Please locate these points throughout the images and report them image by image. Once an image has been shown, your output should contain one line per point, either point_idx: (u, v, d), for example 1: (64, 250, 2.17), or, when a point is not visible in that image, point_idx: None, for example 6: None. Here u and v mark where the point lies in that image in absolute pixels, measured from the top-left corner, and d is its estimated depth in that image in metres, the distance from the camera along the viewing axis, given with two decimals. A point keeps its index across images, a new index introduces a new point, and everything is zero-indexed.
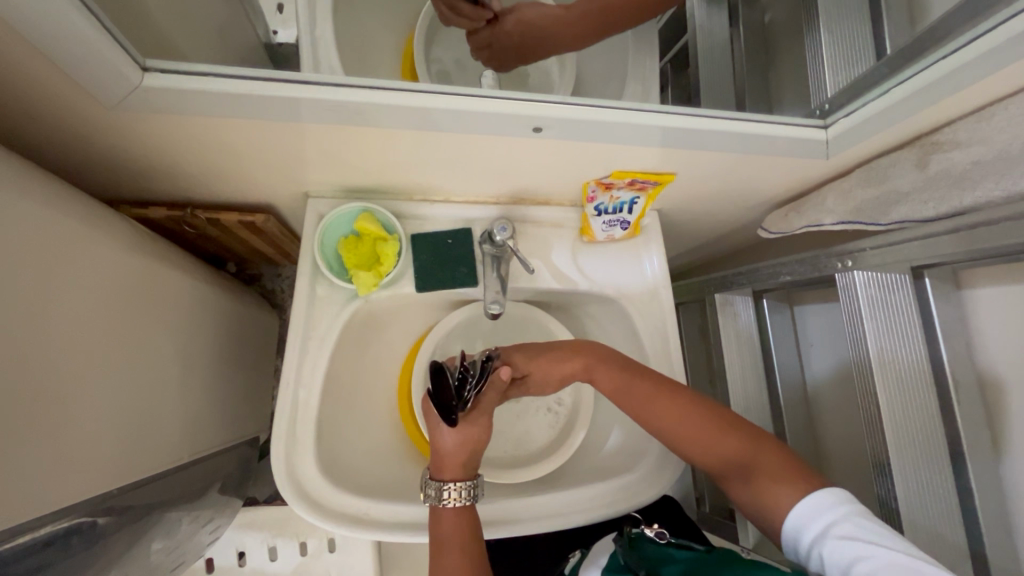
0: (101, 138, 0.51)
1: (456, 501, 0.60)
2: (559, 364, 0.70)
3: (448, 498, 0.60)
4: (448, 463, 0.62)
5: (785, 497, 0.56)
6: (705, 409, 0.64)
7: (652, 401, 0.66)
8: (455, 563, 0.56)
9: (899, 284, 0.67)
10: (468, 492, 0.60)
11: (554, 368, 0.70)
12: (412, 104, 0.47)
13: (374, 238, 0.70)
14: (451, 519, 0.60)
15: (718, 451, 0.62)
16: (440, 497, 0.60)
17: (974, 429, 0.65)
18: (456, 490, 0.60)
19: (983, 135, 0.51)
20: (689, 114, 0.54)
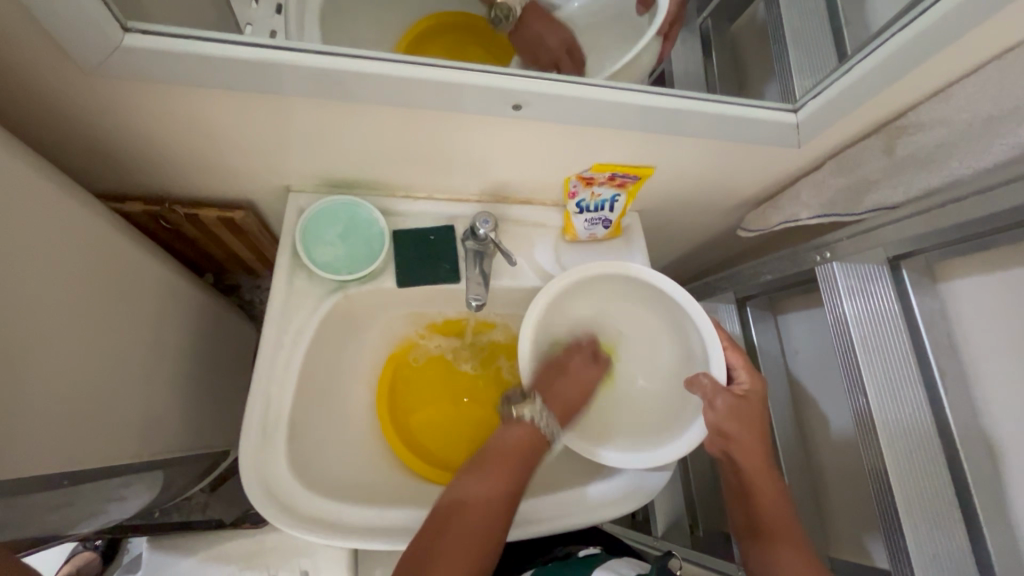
0: (86, 108, 0.53)
1: (535, 422, 0.67)
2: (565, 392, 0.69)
3: (528, 415, 0.67)
4: (561, 402, 0.69)
5: (773, 485, 0.67)
6: (756, 415, 0.67)
7: (717, 399, 0.65)
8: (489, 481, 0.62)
9: (877, 274, 0.68)
10: (546, 422, 0.67)
11: (575, 386, 0.70)
12: (388, 73, 0.52)
13: (358, 233, 0.70)
14: (518, 435, 0.67)
15: (750, 457, 0.67)
16: (520, 412, 0.68)
17: (963, 416, 0.64)
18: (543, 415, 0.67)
19: (942, 115, 0.53)
20: (653, 95, 0.59)
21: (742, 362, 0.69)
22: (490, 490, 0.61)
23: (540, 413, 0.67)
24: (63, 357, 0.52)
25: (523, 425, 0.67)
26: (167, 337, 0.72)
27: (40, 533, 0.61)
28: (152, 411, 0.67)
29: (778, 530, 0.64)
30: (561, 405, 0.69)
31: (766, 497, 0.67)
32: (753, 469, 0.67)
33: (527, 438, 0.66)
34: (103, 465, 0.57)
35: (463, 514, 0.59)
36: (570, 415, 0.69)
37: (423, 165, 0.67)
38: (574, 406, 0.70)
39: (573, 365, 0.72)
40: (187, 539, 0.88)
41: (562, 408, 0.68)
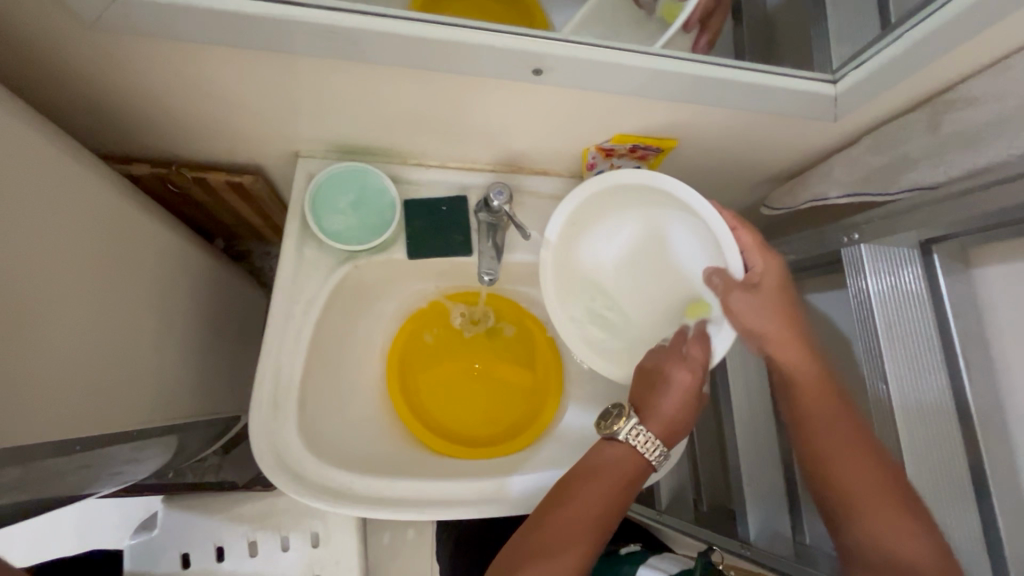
0: (89, 66, 0.51)
1: (642, 445, 0.60)
2: (672, 397, 0.60)
3: (634, 439, 0.60)
4: (658, 414, 0.61)
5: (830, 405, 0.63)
6: (776, 301, 0.63)
7: (730, 295, 0.61)
8: (599, 498, 0.59)
9: (907, 259, 0.65)
10: (653, 444, 0.60)
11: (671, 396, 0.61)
12: (404, 32, 0.49)
13: (369, 201, 0.68)
14: (625, 455, 0.61)
15: (789, 354, 0.65)
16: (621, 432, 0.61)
17: (986, 405, 0.63)
18: (643, 435, 0.60)
19: (998, 90, 0.50)
20: (681, 61, 0.55)
21: (754, 241, 0.63)
22: (577, 532, 0.57)
23: (646, 436, 0.60)
24: (68, 321, 0.51)
25: (624, 448, 0.61)
26: (175, 302, 0.71)
27: (60, 493, 0.62)
28: (162, 376, 0.67)
29: (833, 450, 0.61)
30: (659, 424, 0.61)
31: (823, 415, 0.63)
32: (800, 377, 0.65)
33: (632, 473, 0.60)
34: (116, 429, 0.57)
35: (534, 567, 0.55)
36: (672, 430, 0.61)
37: (435, 131, 0.64)
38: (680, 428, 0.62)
39: (671, 382, 0.60)
40: (201, 499, 0.90)
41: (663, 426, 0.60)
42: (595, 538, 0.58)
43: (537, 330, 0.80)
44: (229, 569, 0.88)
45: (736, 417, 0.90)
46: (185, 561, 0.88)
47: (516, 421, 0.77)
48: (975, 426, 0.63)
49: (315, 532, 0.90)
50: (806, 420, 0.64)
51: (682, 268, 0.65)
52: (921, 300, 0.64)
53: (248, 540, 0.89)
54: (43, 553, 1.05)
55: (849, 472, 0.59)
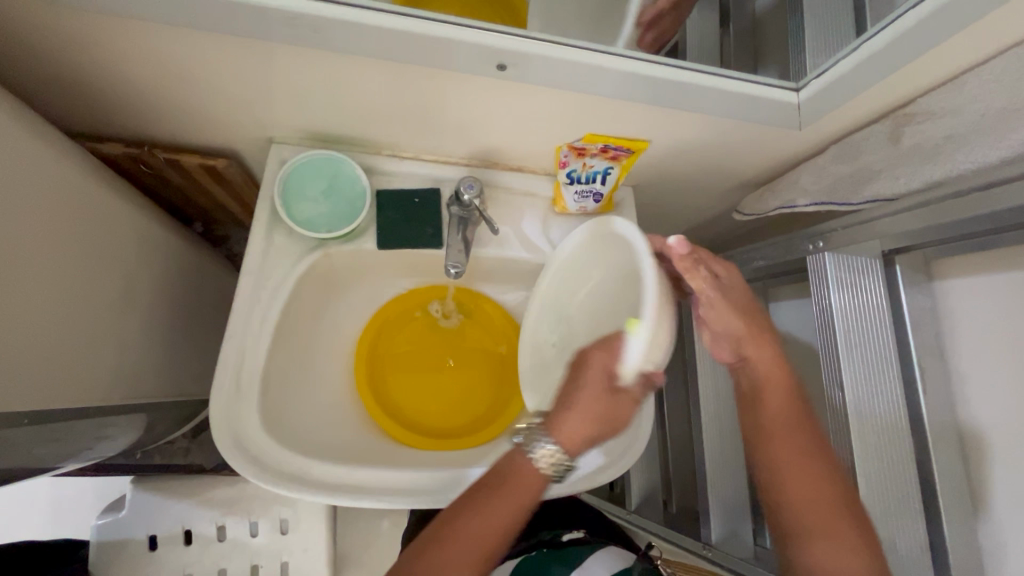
0: (57, 45, 0.51)
1: (547, 464, 0.59)
2: (580, 414, 0.60)
3: (541, 457, 0.59)
4: (570, 434, 0.60)
5: (784, 413, 0.64)
6: (744, 303, 0.66)
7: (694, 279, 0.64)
8: (490, 527, 0.56)
9: (868, 269, 0.65)
10: (559, 466, 0.59)
11: (575, 424, 0.60)
12: (367, 23, 0.49)
13: (340, 192, 0.69)
14: (530, 477, 0.59)
15: (750, 348, 0.66)
16: (534, 452, 0.59)
17: (938, 415, 0.64)
18: (548, 457, 0.59)
19: (954, 105, 0.50)
20: (647, 63, 0.56)
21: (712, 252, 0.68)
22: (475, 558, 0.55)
23: (551, 454, 0.59)
24: (21, 296, 0.51)
25: (530, 467, 0.59)
26: (140, 282, 0.71)
27: (18, 469, 0.62)
28: (124, 356, 0.67)
29: (795, 458, 0.61)
30: (568, 438, 0.60)
31: (782, 425, 0.63)
32: (769, 385, 0.65)
33: (529, 499, 0.58)
34: (69, 404, 0.57)
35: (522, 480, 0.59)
36: (578, 443, 0.60)
37: (408, 123, 0.64)
38: (582, 437, 0.60)
39: (593, 366, 0.62)
40: (169, 481, 0.90)
41: (564, 441, 0.60)
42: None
43: (503, 323, 0.81)
44: (196, 552, 0.88)
45: (704, 421, 0.90)
46: (153, 542, 0.87)
47: (479, 415, 0.78)
48: (926, 437, 0.64)
49: (283, 518, 0.90)
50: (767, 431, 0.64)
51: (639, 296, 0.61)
52: (882, 308, 0.65)
53: (216, 525, 0.89)
54: (13, 532, 1.06)
55: (814, 489, 0.59)
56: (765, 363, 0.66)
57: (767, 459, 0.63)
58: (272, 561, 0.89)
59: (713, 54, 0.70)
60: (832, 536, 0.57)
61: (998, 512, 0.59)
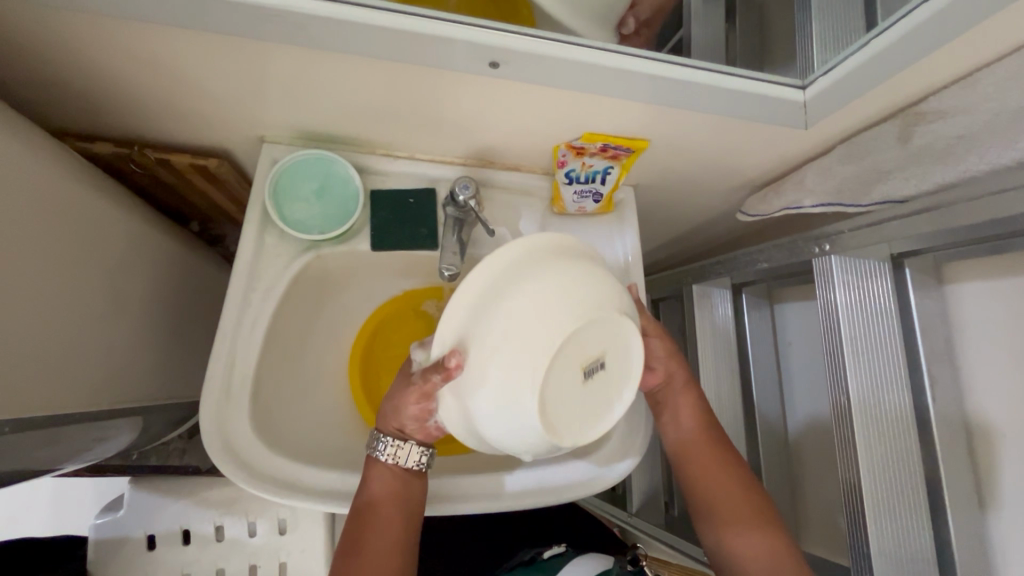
0: (37, 45, 0.50)
1: (388, 459, 0.59)
2: (402, 414, 0.58)
3: (384, 453, 0.59)
4: (390, 423, 0.60)
5: (698, 438, 0.67)
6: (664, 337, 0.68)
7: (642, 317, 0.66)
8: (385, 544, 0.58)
9: (878, 272, 0.64)
10: (396, 455, 0.59)
11: (393, 418, 0.59)
12: (352, 19, 0.47)
13: (333, 192, 0.67)
14: (380, 480, 0.59)
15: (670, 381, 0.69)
16: (376, 448, 0.60)
17: (948, 423, 0.61)
18: (390, 448, 0.59)
19: (968, 103, 0.48)
20: (645, 60, 0.54)
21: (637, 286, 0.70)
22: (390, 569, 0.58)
23: (389, 450, 0.59)
24: (5, 302, 0.50)
25: (383, 473, 0.59)
26: (131, 283, 0.70)
27: (11, 473, 0.61)
28: (115, 359, 0.66)
29: (715, 476, 0.66)
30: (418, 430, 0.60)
31: (697, 450, 0.67)
32: (685, 414, 0.68)
33: (394, 499, 0.59)
34: (58, 410, 0.57)
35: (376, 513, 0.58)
36: (419, 431, 0.60)
37: (401, 121, 0.63)
38: (435, 426, 0.60)
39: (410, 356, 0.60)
40: (167, 481, 0.90)
41: (398, 435, 0.59)
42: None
43: None
44: (193, 552, 0.87)
45: None
46: (152, 542, 0.87)
47: None
48: (936, 446, 0.62)
49: (282, 519, 0.89)
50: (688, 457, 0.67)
51: (532, 276, 0.48)
52: (889, 314, 0.63)
53: (214, 525, 0.88)
54: (16, 529, 1.06)
55: (730, 503, 0.64)
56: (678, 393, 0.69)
57: (690, 482, 0.67)
58: (269, 562, 0.89)
59: (716, 51, 0.68)
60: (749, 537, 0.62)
61: (1011, 523, 0.57)
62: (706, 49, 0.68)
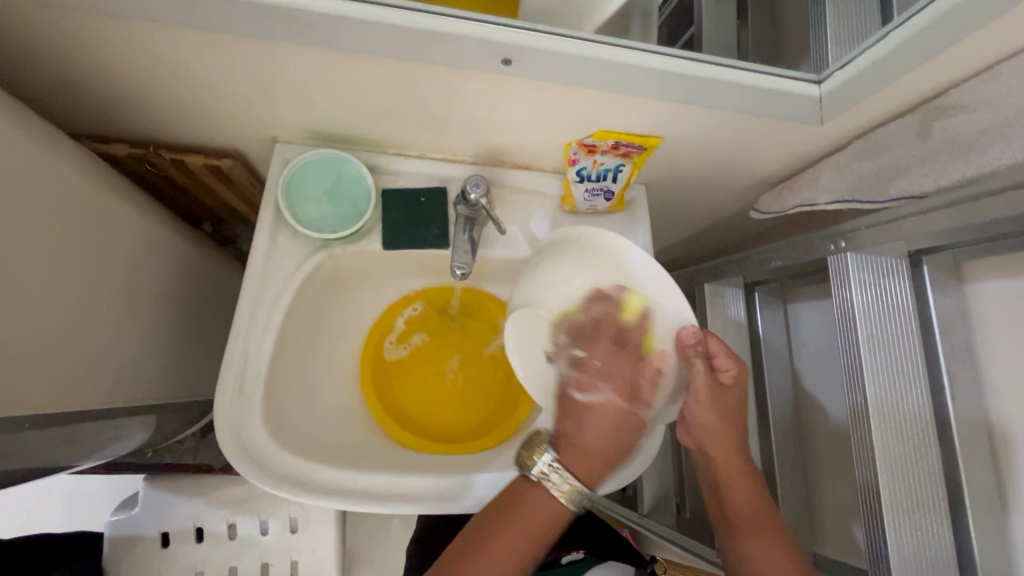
0: (56, 47, 0.51)
1: (562, 490, 0.57)
2: (596, 416, 0.62)
3: (555, 481, 0.57)
4: (592, 452, 0.60)
5: (717, 444, 0.65)
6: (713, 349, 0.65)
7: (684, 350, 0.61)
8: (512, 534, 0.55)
9: (894, 269, 0.62)
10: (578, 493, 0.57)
11: (598, 425, 0.62)
12: (365, 17, 0.47)
13: (344, 192, 0.67)
14: (541, 507, 0.57)
15: (700, 400, 0.64)
16: (547, 474, 0.58)
17: (968, 424, 0.60)
18: (563, 476, 0.58)
19: (990, 97, 0.47)
20: (658, 56, 0.53)
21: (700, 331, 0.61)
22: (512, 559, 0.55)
23: (568, 479, 0.58)
24: (24, 301, 0.51)
25: (540, 488, 0.58)
26: (145, 282, 0.71)
27: (29, 471, 0.62)
28: (129, 358, 0.67)
29: (734, 479, 0.65)
30: (584, 462, 0.60)
31: (722, 456, 0.65)
32: (712, 427, 0.65)
33: (543, 517, 0.57)
34: (74, 407, 0.57)
35: (530, 500, 0.57)
36: (598, 470, 0.60)
37: (413, 120, 0.63)
38: (625, 447, 0.62)
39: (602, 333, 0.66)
40: (180, 479, 0.90)
41: (583, 463, 0.59)
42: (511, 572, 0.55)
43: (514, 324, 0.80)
44: (207, 550, 0.88)
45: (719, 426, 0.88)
46: (165, 539, 0.88)
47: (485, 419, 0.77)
48: (956, 448, 0.60)
49: (293, 517, 0.90)
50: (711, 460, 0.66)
51: (566, 275, 0.64)
52: (907, 311, 0.62)
53: (226, 523, 0.89)
54: (32, 526, 1.08)
55: (741, 506, 0.63)
56: (712, 406, 0.65)
57: (709, 480, 0.67)
58: (281, 561, 0.89)
59: (727, 48, 0.68)
60: (743, 540, 0.61)
61: None
62: (718, 46, 0.68)
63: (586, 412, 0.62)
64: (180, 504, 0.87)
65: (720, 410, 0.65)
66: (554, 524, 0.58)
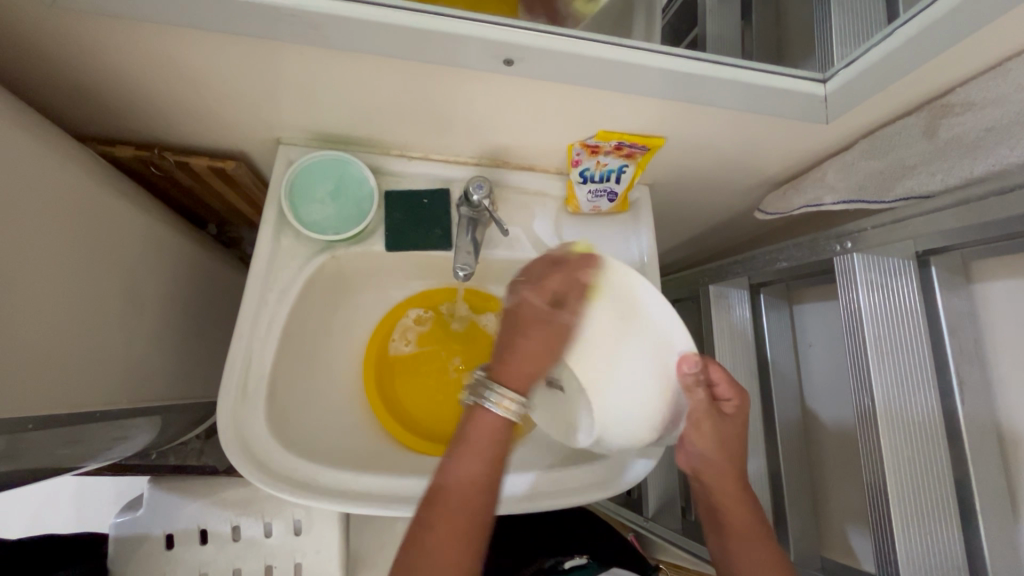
0: (62, 50, 0.51)
1: (507, 411, 0.58)
2: (533, 349, 0.60)
3: (496, 402, 0.58)
4: (514, 378, 0.60)
5: (718, 473, 0.65)
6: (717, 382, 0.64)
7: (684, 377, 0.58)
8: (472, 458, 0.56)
9: (901, 270, 0.62)
10: (518, 407, 0.58)
11: (524, 364, 0.60)
12: (366, 17, 0.47)
13: (348, 194, 0.68)
14: (491, 421, 0.58)
15: (702, 434, 0.63)
16: (486, 398, 0.58)
17: (978, 426, 0.59)
18: (505, 397, 0.58)
19: (997, 94, 0.46)
20: (661, 55, 0.53)
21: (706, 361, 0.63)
22: (467, 478, 0.56)
23: (511, 399, 0.58)
24: (30, 302, 0.51)
25: (492, 414, 0.58)
26: (149, 284, 0.71)
27: (35, 471, 0.63)
28: (134, 360, 0.67)
29: (732, 501, 0.64)
30: (519, 380, 0.60)
31: (720, 483, 0.65)
32: (711, 457, 0.64)
33: (490, 432, 0.58)
34: (78, 407, 0.57)
35: (476, 419, 0.58)
36: (525, 384, 0.60)
37: (415, 121, 0.63)
38: (530, 375, 0.60)
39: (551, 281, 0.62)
40: (184, 481, 0.91)
41: (518, 380, 0.60)
42: (479, 495, 0.55)
43: None
44: (211, 552, 0.88)
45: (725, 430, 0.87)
46: (170, 541, 0.88)
47: None
48: (965, 451, 0.59)
49: (297, 520, 0.90)
50: (710, 485, 0.66)
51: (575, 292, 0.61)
52: (915, 312, 0.61)
53: (231, 525, 0.89)
54: (40, 526, 1.08)
55: (737, 525, 0.63)
56: (711, 437, 0.64)
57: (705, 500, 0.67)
58: (284, 564, 0.89)
59: (730, 47, 0.68)
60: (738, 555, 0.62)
61: None
62: (722, 45, 0.67)
63: (523, 344, 0.60)
64: (184, 505, 0.87)
65: (720, 439, 0.64)
66: (492, 437, 0.58)
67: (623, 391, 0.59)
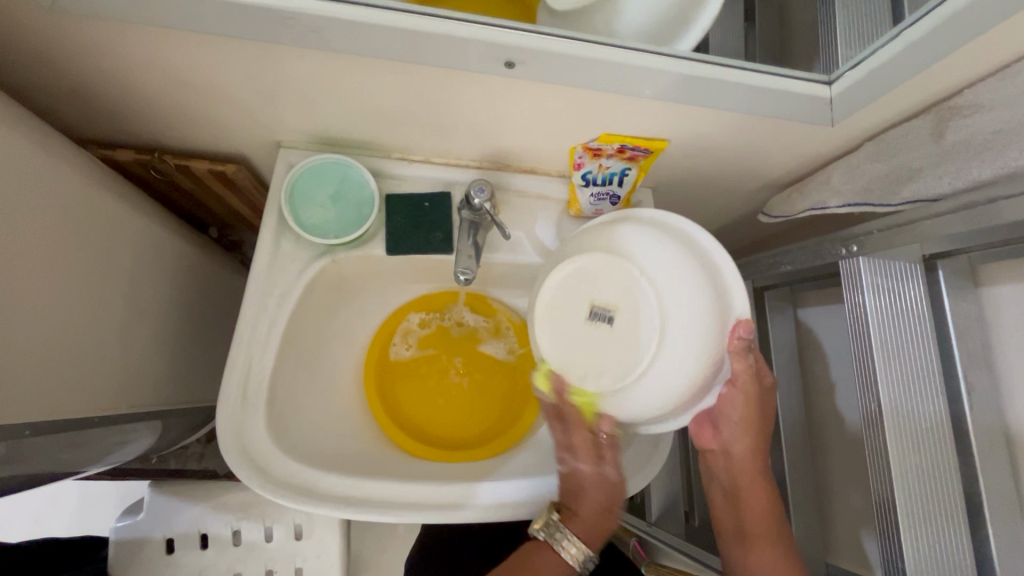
0: (60, 54, 0.51)
1: (573, 556, 0.63)
2: (593, 504, 0.65)
3: (566, 547, 0.62)
4: (585, 517, 0.64)
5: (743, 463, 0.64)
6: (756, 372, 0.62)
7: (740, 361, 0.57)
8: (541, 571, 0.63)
9: (907, 274, 0.61)
10: (580, 557, 0.63)
11: (589, 508, 0.64)
12: (366, 19, 0.47)
13: (348, 197, 0.67)
14: (552, 565, 0.63)
15: (739, 418, 0.62)
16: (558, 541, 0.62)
17: (987, 432, 0.59)
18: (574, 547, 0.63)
19: (1006, 96, 0.46)
20: (664, 57, 0.52)
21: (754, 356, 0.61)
22: None
23: (579, 551, 0.63)
24: (29, 307, 0.51)
25: (558, 560, 0.63)
26: (150, 288, 0.71)
27: (34, 477, 0.62)
28: (134, 364, 0.67)
29: (753, 494, 0.64)
30: (583, 528, 0.64)
31: (747, 475, 0.64)
32: (743, 448, 0.63)
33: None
34: (78, 412, 0.57)
35: (540, 560, 0.63)
36: (593, 536, 0.65)
37: (416, 124, 0.62)
38: (601, 523, 0.65)
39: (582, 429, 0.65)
40: (185, 485, 0.90)
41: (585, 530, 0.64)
42: None
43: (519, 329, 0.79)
44: (211, 556, 0.87)
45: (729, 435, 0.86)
46: (170, 545, 0.87)
47: (492, 425, 0.76)
48: (973, 457, 0.59)
49: (298, 524, 0.89)
50: (737, 476, 0.65)
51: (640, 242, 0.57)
52: (922, 317, 0.60)
53: (231, 529, 0.88)
54: (40, 529, 1.08)
55: (755, 523, 0.63)
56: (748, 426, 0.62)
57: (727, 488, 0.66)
58: (285, 568, 0.89)
59: (734, 49, 0.67)
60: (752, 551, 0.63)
61: None
62: (725, 47, 0.67)
63: (578, 491, 0.65)
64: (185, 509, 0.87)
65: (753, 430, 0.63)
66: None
67: (684, 337, 0.53)
